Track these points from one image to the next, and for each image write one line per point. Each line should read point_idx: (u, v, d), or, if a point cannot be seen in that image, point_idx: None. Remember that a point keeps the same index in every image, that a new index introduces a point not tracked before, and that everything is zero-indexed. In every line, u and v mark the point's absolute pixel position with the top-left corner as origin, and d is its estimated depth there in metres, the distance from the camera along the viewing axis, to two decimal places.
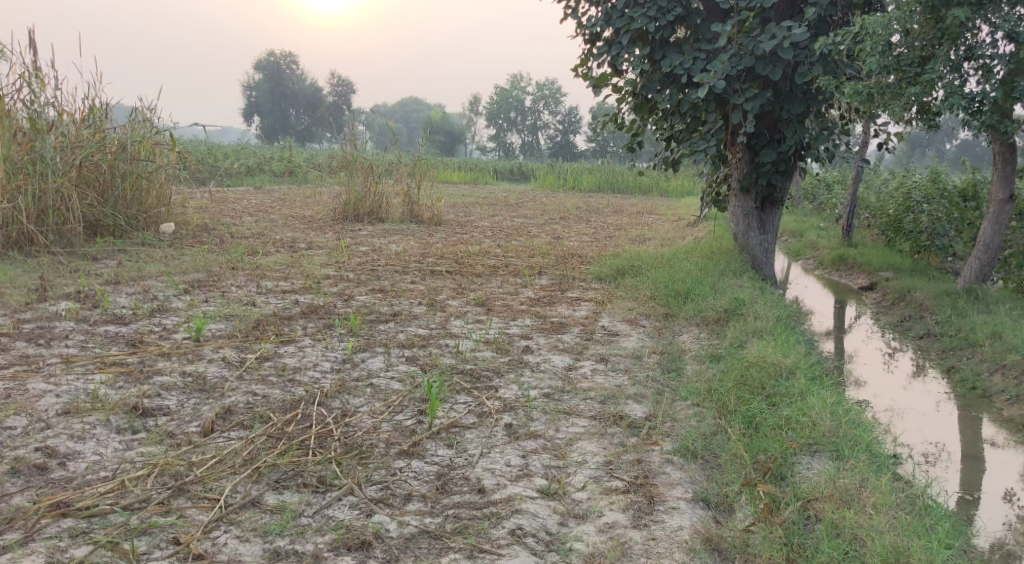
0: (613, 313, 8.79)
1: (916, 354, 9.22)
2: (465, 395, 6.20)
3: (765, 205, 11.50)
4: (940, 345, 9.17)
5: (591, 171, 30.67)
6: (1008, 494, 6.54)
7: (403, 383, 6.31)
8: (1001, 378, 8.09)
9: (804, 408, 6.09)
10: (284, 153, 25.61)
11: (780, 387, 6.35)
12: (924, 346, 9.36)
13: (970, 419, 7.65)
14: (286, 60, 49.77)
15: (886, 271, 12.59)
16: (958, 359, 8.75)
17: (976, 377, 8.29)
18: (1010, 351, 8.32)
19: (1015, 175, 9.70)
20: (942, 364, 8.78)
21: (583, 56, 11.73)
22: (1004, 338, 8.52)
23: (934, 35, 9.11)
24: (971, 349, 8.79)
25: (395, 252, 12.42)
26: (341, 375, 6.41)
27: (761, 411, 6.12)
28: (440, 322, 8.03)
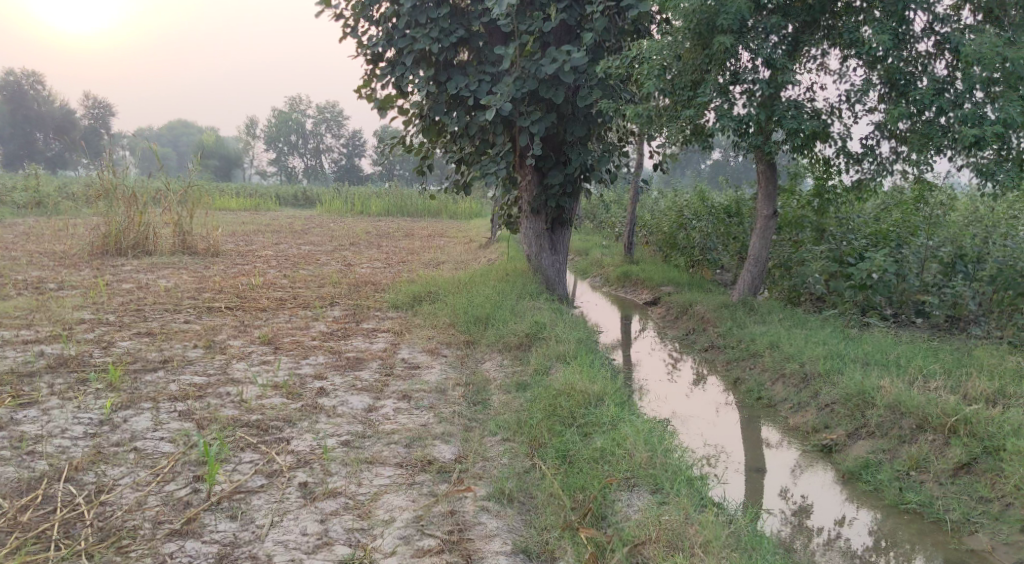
0: (411, 344, 8.41)
1: (706, 367, 9.34)
2: (252, 451, 5.60)
3: (555, 226, 11.53)
4: (725, 356, 9.24)
5: (378, 195, 30.21)
6: (782, 490, 6.83)
7: (176, 443, 5.60)
8: (783, 388, 8.18)
9: (618, 438, 5.92)
10: (33, 184, 23.43)
11: (591, 416, 6.20)
12: (711, 357, 9.49)
13: (752, 425, 7.86)
14: (32, 80, 46.08)
15: (667, 285, 12.87)
16: (742, 369, 8.83)
17: (762, 386, 8.39)
18: (788, 359, 8.41)
19: (777, 192, 10.15)
20: (728, 377, 8.87)
21: (366, 78, 11.33)
22: (781, 347, 8.59)
23: (702, 61, 9.13)
24: (753, 359, 8.87)
25: (166, 289, 11.46)
26: (94, 441, 5.60)
27: (576, 443, 5.94)
28: (220, 368, 7.33)
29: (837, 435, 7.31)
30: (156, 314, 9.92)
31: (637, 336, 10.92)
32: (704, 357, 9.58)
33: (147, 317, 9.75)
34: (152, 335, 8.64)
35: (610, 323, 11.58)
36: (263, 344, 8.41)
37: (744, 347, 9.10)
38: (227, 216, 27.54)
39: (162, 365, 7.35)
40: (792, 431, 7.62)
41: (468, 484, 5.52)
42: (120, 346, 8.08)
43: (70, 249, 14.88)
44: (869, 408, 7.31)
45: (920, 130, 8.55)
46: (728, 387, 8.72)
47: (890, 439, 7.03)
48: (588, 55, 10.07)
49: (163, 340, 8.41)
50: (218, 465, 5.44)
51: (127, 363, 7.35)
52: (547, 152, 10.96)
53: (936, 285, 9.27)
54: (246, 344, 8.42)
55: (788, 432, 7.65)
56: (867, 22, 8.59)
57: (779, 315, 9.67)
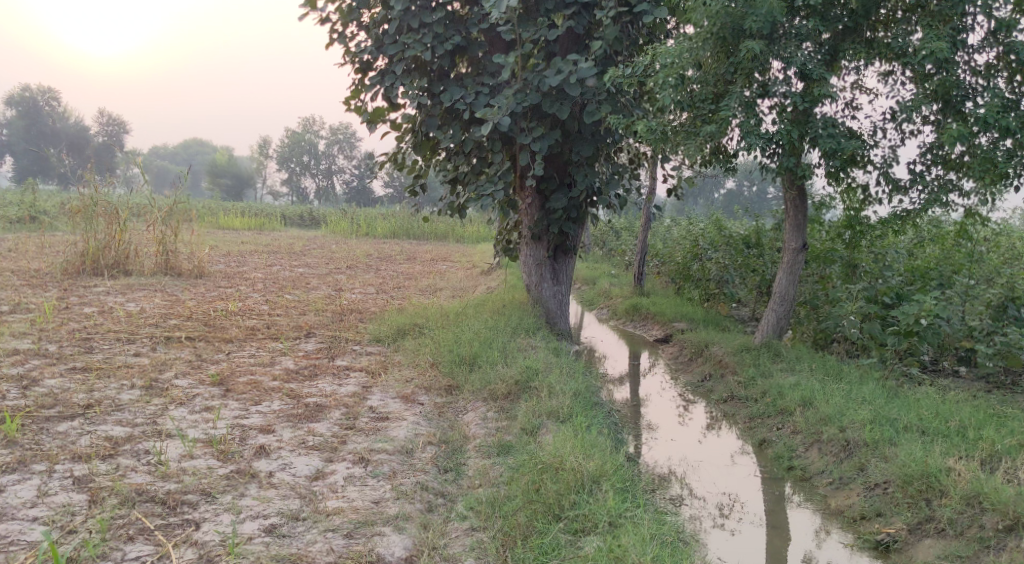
0: (384, 388, 7.23)
1: (727, 424, 8.11)
2: (142, 541, 4.56)
3: (557, 253, 10.39)
4: (748, 411, 8.08)
5: (385, 216, 29.11)
6: (807, 558, 6.07)
7: (47, 529, 4.58)
8: (819, 456, 7.06)
9: (619, 547, 4.77)
10: (26, 196, 22.41)
11: (582, 508, 5.08)
12: (732, 411, 8.28)
13: (781, 499, 6.78)
14: (45, 95, 45.32)
15: (680, 321, 11.68)
16: (769, 430, 7.67)
17: (793, 452, 7.25)
18: (824, 423, 7.27)
19: (807, 223, 9.01)
20: (752, 437, 7.68)
21: (353, 88, 10.24)
22: (817, 406, 7.46)
23: (727, 70, 8.07)
24: (780, 418, 7.73)
25: (129, 314, 10.33)
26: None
27: (564, 547, 4.84)
28: (149, 419, 6.19)
29: (895, 531, 6.13)
30: (105, 344, 8.78)
31: (646, 377, 9.75)
32: (723, 409, 8.38)
33: (95, 347, 8.62)
34: (88, 371, 7.52)
35: (617, 361, 10.39)
36: (213, 386, 7.26)
37: (772, 402, 7.94)
38: (226, 233, 26.44)
39: (82, 414, 6.22)
40: (835, 515, 6.51)
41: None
42: (43, 386, 6.95)
43: (45, 266, 13.84)
44: (936, 496, 6.13)
45: (979, 155, 7.42)
46: (753, 449, 7.55)
47: (968, 542, 5.81)
48: (597, 67, 8.95)
49: (98, 378, 7.29)
50: None
51: (39, 410, 6.24)
52: (549, 172, 9.87)
53: (984, 330, 8.04)
54: (193, 385, 7.26)
55: (830, 516, 6.51)
56: (919, 29, 7.51)
57: (811, 364, 8.50)
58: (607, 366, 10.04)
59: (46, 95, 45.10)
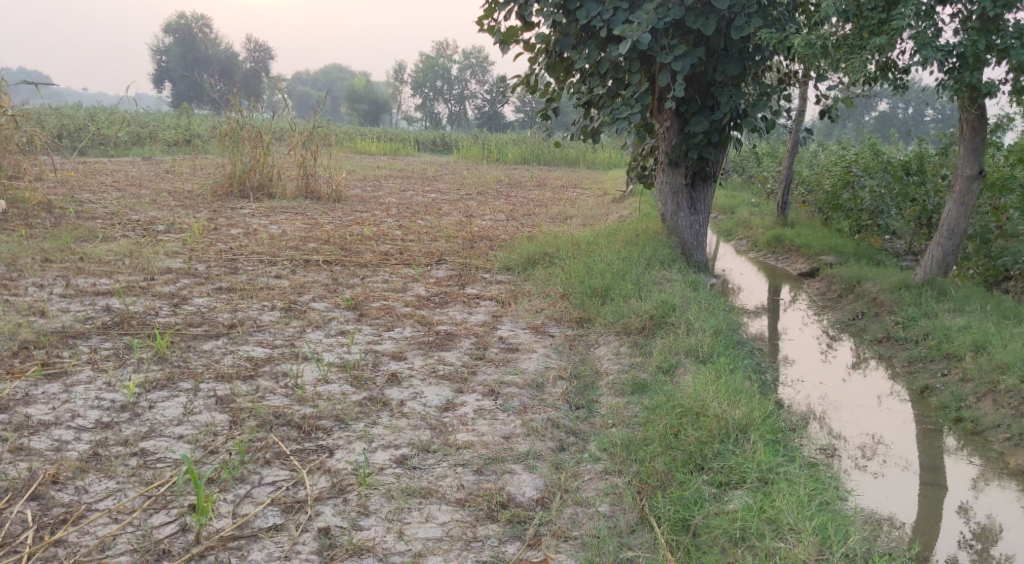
0: (514, 318, 7.13)
1: (877, 368, 7.66)
2: (279, 466, 4.62)
3: (696, 181, 9.97)
4: (906, 354, 7.62)
5: (517, 142, 28.89)
6: (962, 507, 5.73)
7: (190, 447, 4.70)
8: (993, 408, 6.59)
9: (770, 505, 4.51)
10: (182, 120, 23.17)
11: (729, 459, 4.83)
12: (887, 354, 7.80)
13: (935, 447, 6.38)
14: (199, 24, 46.69)
15: (827, 255, 11.11)
16: (931, 376, 7.21)
17: (962, 403, 6.77)
18: (1002, 371, 6.77)
19: (984, 147, 8.25)
20: (913, 385, 7.21)
21: (487, 7, 9.96)
22: (992, 352, 6.97)
23: None
24: (946, 363, 7.26)
25: (272, 236, 10.54)
26: (99, 436, 4.76)
27: (707, 501, 4.59)
28: (288, 341, 6.29)
29: None
30: (249, 266, 8.98)
31: (786, 313, 9.32)
32: (875, 351, 7.92)
33: (239, 268, 8.82)
34: (233, 291, 7.69)
35: (754, 295, 10.01)
36: (348, 310, 7.32)
37: (936, 346, 7.46)
38: (364, 158, 26.83)
39: (226, 333, 6.36)
40: (1013, 475, 6.05)
41: (544, 555, 4.25)
42: (192, 304, 7.15)
43: (195, 188, 14.29)
44: None
45: None
46: (913, 398, 7.08)
47: None
48: None
49: (241, 298, 7.44)
50: (228, 489, 4.46)
51: (187, 328, 6.40)
52: (691, 94, 9.40)
53: None
54: (330, 308, 7.33)
55: (1010, 476, 6.04)
56: None
57: (982, 306, 7.93)
58: (743, 300, 9.69)
59: (199, 22, 46.25)
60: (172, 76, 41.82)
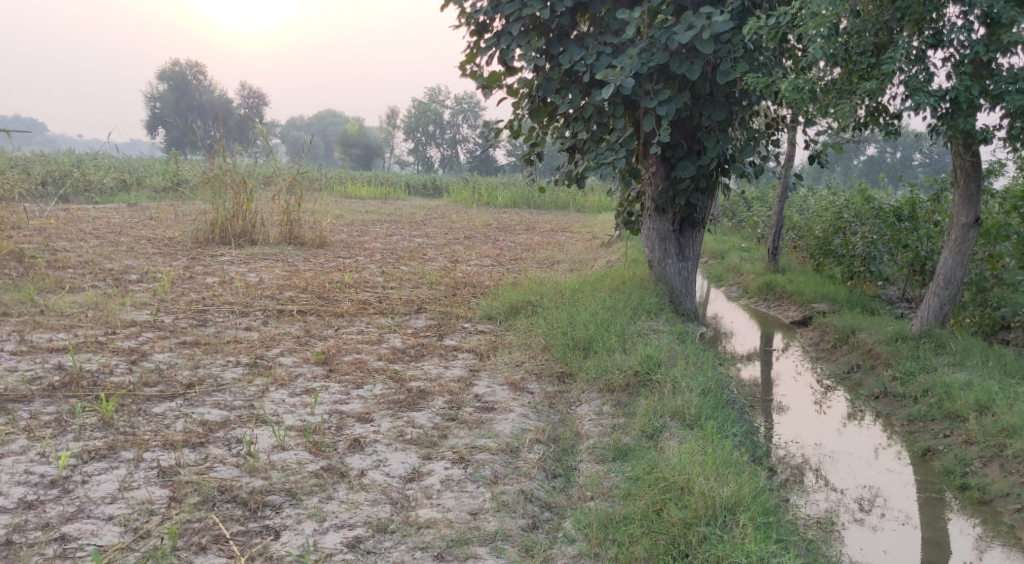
0: (492, 373, 6.72)
1: (876, 424, 7.28)
2: (215, 552, 4.28)
3: (684, 227, 9.66)
4: (906, 412, 7.24)
5: (508, 185, 28.64)
6: None
7: (120, 531, 4.37)
8: (1000, 472, 6.21)
9: None
10: (171, 166, 22.83)
11: (718, 544, 4.47)
12: (887, 412, 7.39)
13: (937, 513, 6.03)
14: (194, 71, 46.76)
15: (821, 302, 10.77)
16: (933, 438, 6.80)
17: (967, 468, 6.38)
18: (1008, 434, 6.40)
19: (980, 194, 7.97)
20: (913, 447, 6.81)
21: (469, 51, 9.71)
22: (997, 413, 6.60)
23: (892, 17, 7.23)
24: (949, 424, 6.86)
25: (247, 285, 10.14)
26: (19, 519, 4.43)
27: None
28: (247, 402, 5.88)
29: None
30: (220, 317, 8.57)
31: (779, 363, 8.95)
32: (874, 408, 7.52)
33: (208, 320, 8.39)
34: (198, 345, 7.25)
35: (746, 343, 9.67)
36: (317, 365, 6.90)
37: (937, 404, 7.08)
38: (353, 203, 26.51)
39: (182, 394, 5.94)
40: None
41: None
42: (151, 361, 6.72)
43: (175, 234, 13.88)
44: None
45: None
46: (915, 460, 6.69)
47: None
48: (732, 20, 8.16)
49: (204, 353, 7.01)
50: None
51: (140, 388, 5.99)
52: (677, 139, 9.13)
53: None
54: (297, 363, 6.90)
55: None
56: None
57: (983, 361, 7.60)
58: (734, 348, 9.35)
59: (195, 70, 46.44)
60: (171, 125, 41.44)
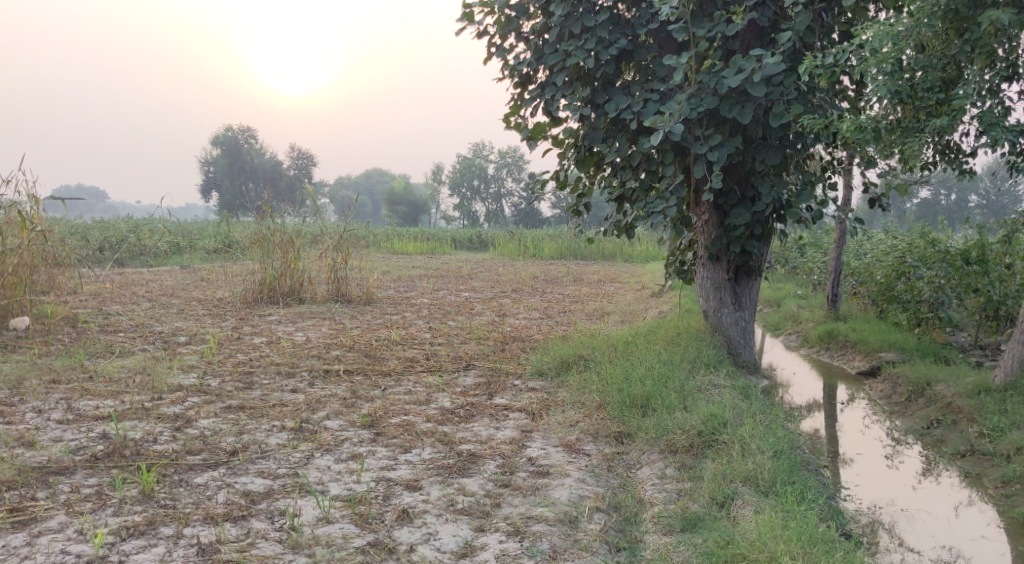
0: (546, 434, 6.40)
1: (969, 487, 7.00)
2: None
3: (739, 275, 9.30)
4: (1000, 473, 6.96)
5: (554, 237, 28.42)
6: None
7: None
8: None
9: None
10: (223, 228, 23.05)
11: None
12: (976, 473, 7.13)
13: None
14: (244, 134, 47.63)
15: (887, 350, 10.29)
16: None
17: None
18: None
19: None
20: (1012, 514, 6.52)
21: (513, 103, 9.56)
22: None
23: (960, 49, 7.00)
24: None
25: (294, 345, 9.96)
26: None
27: None
28: (292, 469, 5.63)
29: None
30: (266, 379, 8.37)
31: (842, 414, 8.55)
32: (963, 468, 7.23)
33: (255, 382, 8.20)
34: (244, 410, 7.03)
35: (804, 391, 9.30)
36: (364, 429, 6.63)
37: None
38: (400, 258, 26.46)
39: (226, 462, 5.72)
40: None
41: None
42: (195, 427, 6.52)
43: (223, 295, 13.79)
44: None
45: None
46: (1019, 529, 6.39)
47: None
48: (783, 62, 7.92)
49: (250, 418, 6.78)
50: None
51: (183, 457, 5.77)
52: (729, 185, 8.83)
53: None
54: (344, 427, 6.64)
55: None
56: None
57: None
58: (792, 396, 8.99)
59: (245, 134, 47.38)
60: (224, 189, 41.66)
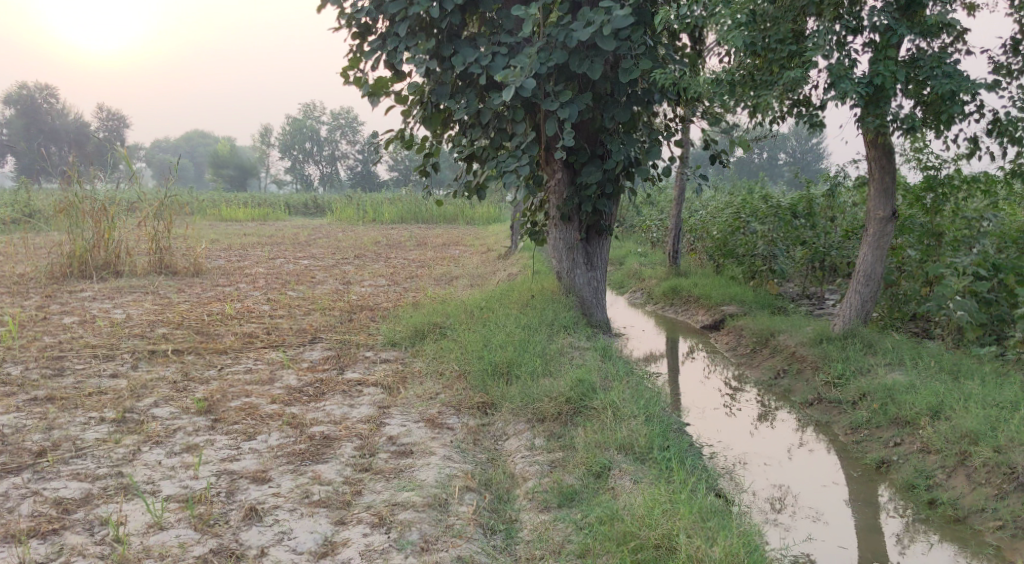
0: (404, 409, 5.97)
1: (820, 435, 7.05)
2: None
3: (590, 234, 9.09)
4: (848, 419, 7.02)
5: (393, 200, 27.71)
6: None
7: None
8: (968, 483, 5.97)
9: None
10: (23, 196, 20.97)
11: None
12: (827, 420, 7.16)
13: (913, 540, 5.76)
14: (44, 94, 43.86)
15: (730, 304, 10.39)
16: (886, 449, 6.56)
17: (931, 480, 6.13)
18: (970, 440, 6.15)
19: (895, 186, 7.71)
20: (865, 459, 6.55)
21: (352, 57, 8.95)
22: (949, 420, 6.35)
23: (809, 2, 6.96)
24: (900, 430, 6.62)
25: (112, 323, 9.04)
26: None
27: None
28: (115, 469, 5.02)
29: None
30: (80, 364, 7.51)
31: (688, 369, 8.60)
32: (812, 417, 7.26)
33: (66, 369, 7.33)
34: (53, 402, 6.22)
35: (642, 345, 9.35)
36: (199, 416, 5.99)
37: (881, 410, 6.84)
38: (229, 226, 25.06)
39: (31, 465, 5.07)
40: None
41: None
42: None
43: (30, 270, 12.47)
44: None
45: None
46: (871, 474, 6.43)
47: None
48: (633, 13, 7.67)
49: (60, 411, 6.00)
50: None
51: None
52: (579, 142, 8.56)
53: None
54: (175, 415, 5.97)
55: None
56: None
57: (912, 360, 7.37)
58: (633, 349, 9.02)
59: (46, 94, 43.70)
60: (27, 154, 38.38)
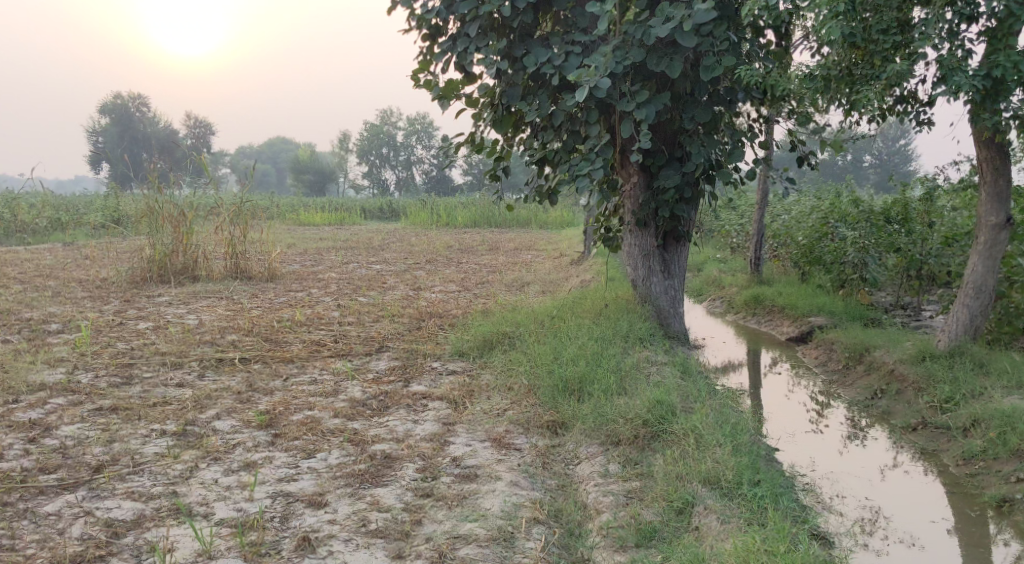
0: (471, 427, 5.65)
1: (923, 462, 6.50)
2: None
3: (668, 241, 8.64)
4: (959, 449, 6.45)
5: (468, 204, 27.52)
6: None
7: None
8: None
9: None
10: (110, 201, 21.34)
11: None
12: (932, 449, 6.60)
13: None
14: (135, 102, 45.05)
15: (817, 315, 9.83)
16: (1002, 483, 5.98)
17: None
18: None
19: (1009, 190, 7.10)
20: (984, 497, 5.95)
21: (422, 58, 8.68)
22: None
23: None
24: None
25: (184, 329, 8.93)
26: None
27: None
28: (169, 488, 4.83)
29: None
30: (148, 371, 7.39)
31: (773, 384, 8.09)
32: (913, 443, 6.70)
33: (134, 377, 7.20)
34: (117, 412, 6.06)
35: (723, 356, 8.87)
36: (260, 430, 5.76)
37: (999, 439, 6.25)
38: (306, 230, 25.18)
39: (86, 482, 4.89)
40: None
41: None
42: (56, 436, 5.56)
43: (110, 275, 12.53)
44: None
45: None
46: (992, 514, 5.83)
47: None
48: (716, 7, 7.22)
49: (123, 422, 5.84)
50: None
51: (34, 477, 4.93)
52: (657, 145, 8.13)
53: None
54: (236, 429, 5.75)
55: None
56: None
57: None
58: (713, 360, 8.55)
59: (137, 102, 44.91)
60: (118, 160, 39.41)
